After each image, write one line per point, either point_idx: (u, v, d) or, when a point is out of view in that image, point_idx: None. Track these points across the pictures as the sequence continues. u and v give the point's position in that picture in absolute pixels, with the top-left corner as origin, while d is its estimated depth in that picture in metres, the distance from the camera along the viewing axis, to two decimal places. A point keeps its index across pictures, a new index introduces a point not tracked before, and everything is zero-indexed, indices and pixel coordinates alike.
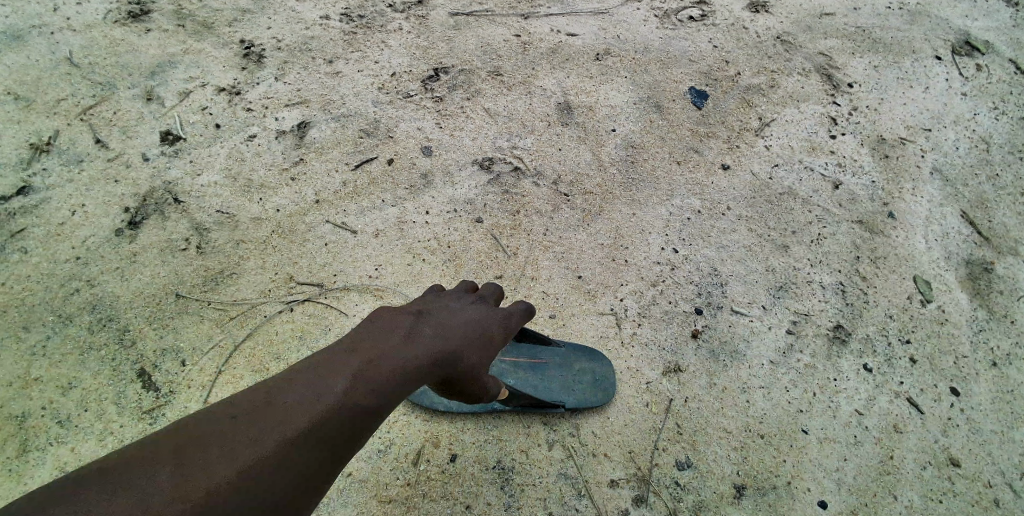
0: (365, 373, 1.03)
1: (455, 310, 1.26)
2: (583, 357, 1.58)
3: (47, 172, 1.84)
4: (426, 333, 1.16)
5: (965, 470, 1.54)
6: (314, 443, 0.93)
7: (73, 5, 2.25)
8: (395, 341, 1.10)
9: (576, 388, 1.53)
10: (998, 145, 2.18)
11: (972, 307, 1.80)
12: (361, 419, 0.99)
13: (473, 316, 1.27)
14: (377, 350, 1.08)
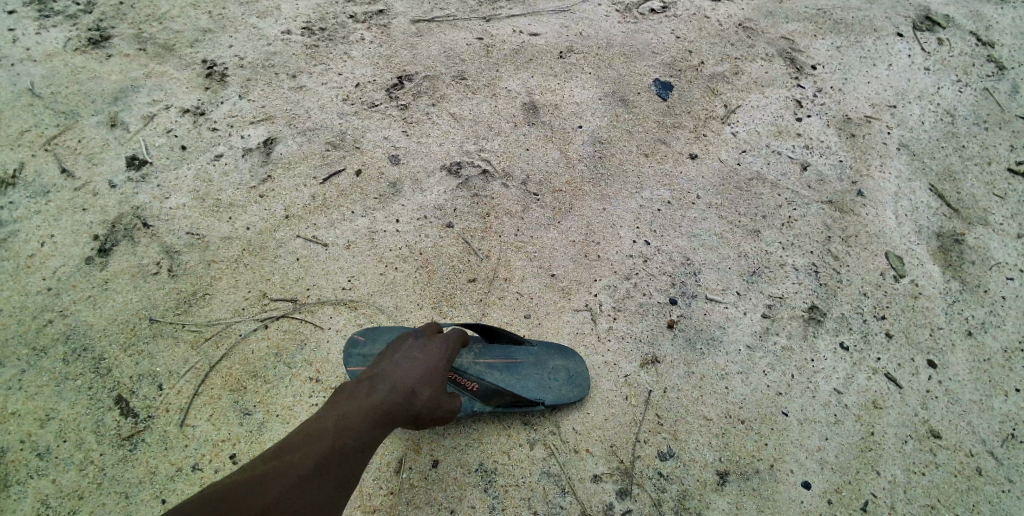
0: (348, 434, 1.19)
1: (408, 351, 1.35)
2: (555, 355, 1.59)
3: (14, 205, 1.83)
4: (384, 383, 1.28)
5: (945, 440, 1.56)
6: (319, 504, 1.08)
7: (32, 36, 2.24)
8: (362, 395, 1.25)
9: (556, 382, 1.54)
10: (963, 118, 2.21)
11: (944, 279, 1.83)
12: (349, 475, 1.16)
13: (426, 350, 1.36)
14: (353, 409, 1.22)
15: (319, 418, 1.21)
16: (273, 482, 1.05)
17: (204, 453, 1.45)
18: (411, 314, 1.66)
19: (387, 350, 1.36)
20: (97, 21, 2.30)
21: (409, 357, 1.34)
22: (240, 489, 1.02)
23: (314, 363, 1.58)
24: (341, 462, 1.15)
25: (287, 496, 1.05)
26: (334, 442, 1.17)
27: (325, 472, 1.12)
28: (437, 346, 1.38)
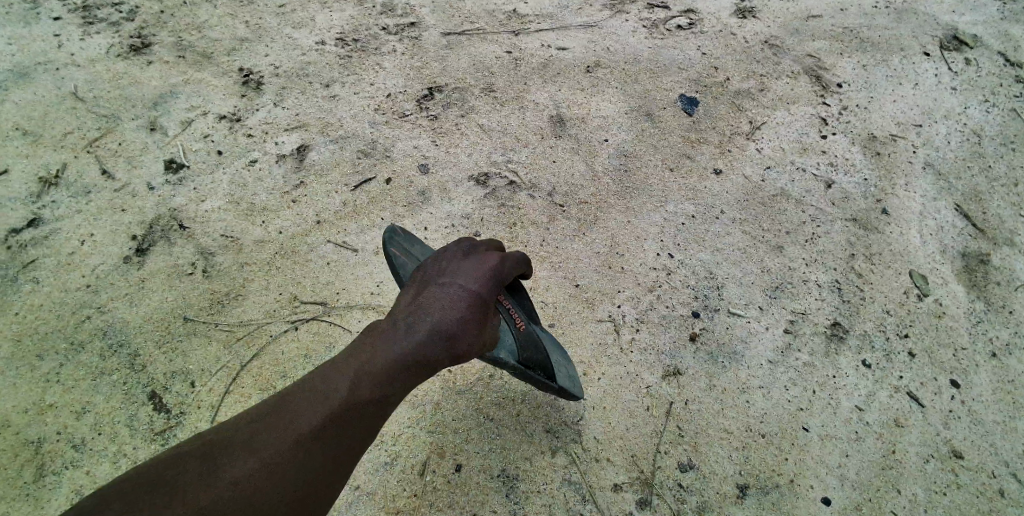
0: (374, 389, 1.11)
1: (459, 278, 1.26)
2: (559, 350, 1.53)
3: (56, 204, 1.90)
4: (428, 327, 1.18)
5: (968, 461, 1.55)
6: (314, 467, 1.02)
7: (76, 42, 2.32)
8: (391, 337, 1.16)
9: (567, 370, 1.49)
10: (990, 138, 2.21)
11: (969, 299, 1.82)
12: (360, 433, 1.08)
13: (479, 283, 1.27)
14: (389, 357, 1.14)
15: (346, 360, 1.13)
16: (263, 441, 1.00)
17: None
18: None
19: (443, 266, 1.31)
20: (139, 28, 2.37)
21: (459, 296, 1.23)
22: (229, 446, 0.99)
23: None
24: (350, 418, 1.07)
25: (277, 457, 1.00)
26: (347, 394, 1.08)
27: (327, 435, 1.05)
28: (492, 278, 1.29)
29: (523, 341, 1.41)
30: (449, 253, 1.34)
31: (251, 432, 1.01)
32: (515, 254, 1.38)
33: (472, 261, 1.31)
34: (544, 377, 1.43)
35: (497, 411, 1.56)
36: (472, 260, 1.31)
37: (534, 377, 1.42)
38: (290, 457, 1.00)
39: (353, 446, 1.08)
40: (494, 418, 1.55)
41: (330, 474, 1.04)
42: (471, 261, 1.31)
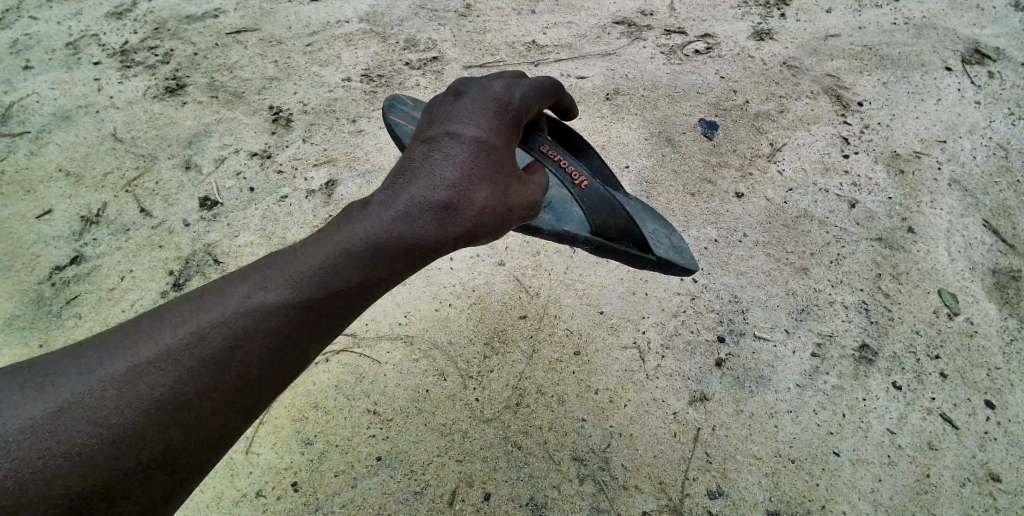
0: (352, 273, 0.93)
1: (461, 124, 1.07)
2: (646, 217, 1.48)
3: (97, 242, 1.99)
4: (431, 184, 1.01)
5: (1007, 484, 1.52)
6: (255, 356, 0.87)
7: (115, 85, 2.44)
8: (379, 212, 0.98)
9: (666, 245, 1.44)
10: (1017, 152, 2.18)
11: (1002, 317, 1.79)
12: (313, 323, 0.91)
13: (485, 130, 1.08)
14: (385, 220, 0.97)
15: (332, 226, 0.96)
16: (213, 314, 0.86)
17: (267, 480, 1.53)
18: (463, 350, 1.73)
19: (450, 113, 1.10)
20: (174, 70, 2.48)
21: (462, 144, 1.05)
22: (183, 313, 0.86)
23: (371, 395, 1.66)
24: (310, 310, 0.90)
25: (219, 336, 0.85)
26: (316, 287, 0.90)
27: (276, 326, 0.88)
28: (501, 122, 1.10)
29: (597, 205, 1.33)
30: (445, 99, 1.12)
31: (210, 319, 0.85)
32: (523, 85, 1.17)
33: (471, 100, 1.10)
34: (631, 246, 1.36)
35: (524, 439, 1.58)
36: (469, 96, 1.11)
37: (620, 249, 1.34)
38: (267, 339, 0.87)
39: (332, 326, 0.93)
40: (521, 446, 1.57)
41: (272, 365, 0.89)
42: (472, 100, 1.11)
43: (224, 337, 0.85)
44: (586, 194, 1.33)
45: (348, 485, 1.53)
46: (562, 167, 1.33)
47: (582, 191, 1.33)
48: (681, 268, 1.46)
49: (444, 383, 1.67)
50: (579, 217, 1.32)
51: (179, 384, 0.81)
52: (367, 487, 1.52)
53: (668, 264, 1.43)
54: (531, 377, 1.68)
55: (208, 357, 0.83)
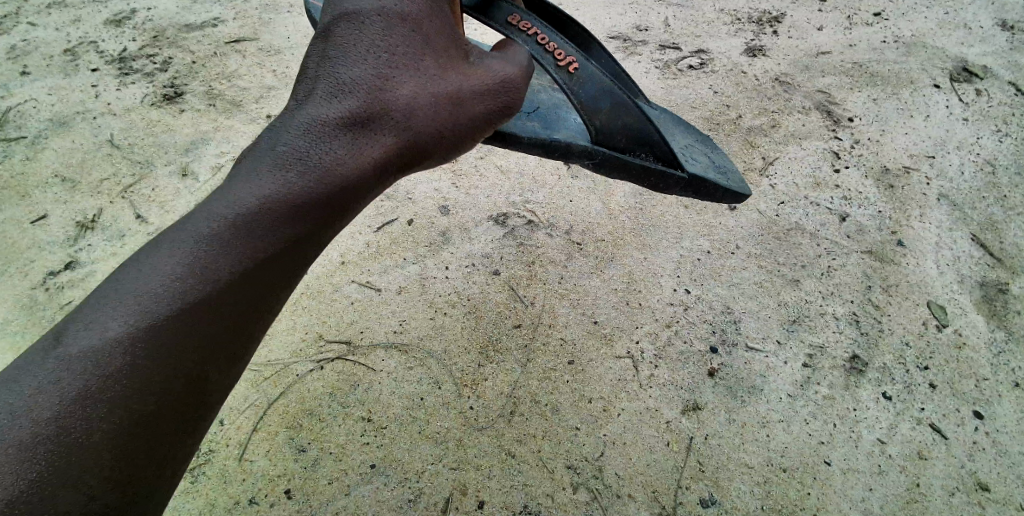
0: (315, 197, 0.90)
1: (368, 10, 1.05)
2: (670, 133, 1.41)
3: (92, 248, 1.99)
4: (355, 83, 0.99)
5: (995, 494, 1.54)
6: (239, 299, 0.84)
7: (113, 92, 2.45)
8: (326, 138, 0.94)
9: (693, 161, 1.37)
10: (1004, 167, 2.22)
11: (990, 329, 1.82)
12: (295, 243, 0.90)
13: (393, 4, 1.06)
14: (309, 115, 0.96)
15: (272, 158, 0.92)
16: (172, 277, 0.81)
17: (261, 487, 1.53)
18: (458, 358, 1.73)
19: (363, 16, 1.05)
20: (172, 78, 2.49)
21: (369, 27, 1.04)
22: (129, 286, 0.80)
23: (366, 402, 1.66)
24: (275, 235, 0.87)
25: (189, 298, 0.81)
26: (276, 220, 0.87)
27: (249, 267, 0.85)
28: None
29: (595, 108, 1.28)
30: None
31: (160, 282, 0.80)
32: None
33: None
34: (646, 157, 1.31)
35: (518, 447, 1.59)
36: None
37: (629, 159, 1.30)
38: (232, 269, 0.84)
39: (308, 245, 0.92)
40: (516, 454, 1.58)
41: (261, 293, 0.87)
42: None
43: (157, 249, 0.83)
44: (581, 87, 1.27)
45: (342, 492, 1.53)
46: (544, 48, 1.27)
47: (573, 80, 1.27)
48: (722, 193, 1.38)
49: (439, 391, 1.68)
50: (576, 128, 1.32)
51: (134, 314, 0.78)
52: (361, 494, 1.52)
53: (699, 184, 1.35)
54: (526, 385, 1.69)
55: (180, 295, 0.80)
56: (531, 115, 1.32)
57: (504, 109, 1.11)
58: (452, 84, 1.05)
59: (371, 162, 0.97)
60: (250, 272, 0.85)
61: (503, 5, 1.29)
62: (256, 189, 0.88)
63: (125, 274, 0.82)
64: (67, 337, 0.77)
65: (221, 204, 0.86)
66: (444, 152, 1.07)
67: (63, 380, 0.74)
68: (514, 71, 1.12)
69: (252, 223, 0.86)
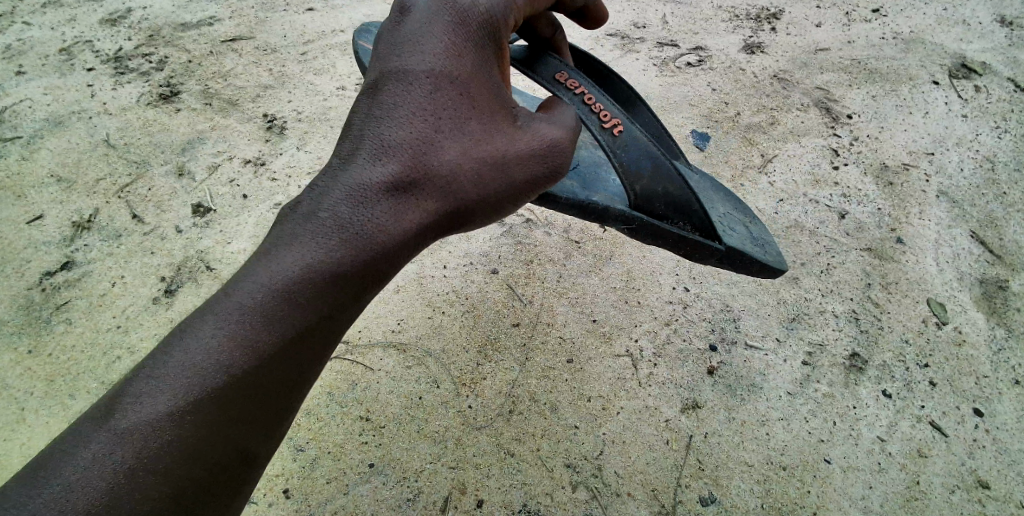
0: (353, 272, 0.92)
1: (419, 53, 1.03)
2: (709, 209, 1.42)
3: (89, 248, 1.98)
4: (396, 143, 0.98)
5: (995, 491, 1.54)
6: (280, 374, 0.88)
7: (109, 91, 2.44)
8: (366, 209, 0.94)
9: (731, 235, 1.38)
10: (1003, 164, 2.22)
11: (989, 326, 1.81)
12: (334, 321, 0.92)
13: (444, 57, 1.03)
14: (352, 178, 0.96)
15: (313, 224, 0.92)
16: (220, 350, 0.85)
17: (258, 487, 1.52)
18: (457, 357, 1.73)
19: (412, 61, 1.03)
20: (168, 77, 2.48)
21: (417, 79, 1.01)
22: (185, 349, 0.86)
23: (364, 402, 1.65)
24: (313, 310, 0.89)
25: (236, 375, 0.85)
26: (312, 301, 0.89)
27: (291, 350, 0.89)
28: (460, 43, 1.04)
29: (634, 174, 1.26)
30: (396, 19, 1.07)
31: (206, 356, 0.85)
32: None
33: (426, 16, 1.05)
34: (684, 226, 1.29)
35: (517, 446, 1.58)
36: (424, 10, 1.06)
37: (667, 228, 1.27)
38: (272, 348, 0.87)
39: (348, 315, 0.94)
40: (515, 453, 1.57)
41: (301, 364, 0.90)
42: (426, 14, 1.06)
43: (207, 319, 0.87)
44: (625, 151, 1.26)
45: (340, 492, 1.52)
46: (589, 107, 1.26)
47: (617, 144, 1.26)
48: (758, 268, 1.38)
49: (438, 390, 1.67)
50: (614, 192, 1.29)
51: (178, 387, 0.84)
52: (359, 495, 1.52)
53: (737, 256, 1.35)
54: (525, 384, 1.68)
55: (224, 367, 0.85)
56: (569, 174, 1.29)
57: (547, 176, 1.08)
58: (497, 149, 1.03)
59: (407, 233, 0.96)
60: (288, 353, 0.88)
61: (553, 63, 1.29)
62: (297, 264, 0.89)
63: (177, 345, 0.86)
64: (121, 405, 0.83)
65: (265, 276, 0.88)
66: (483, 219, 1.05)
67: (116, 450, 0.81)
68: (561, 137, 1.09)
69: (293, 304, 0.87)
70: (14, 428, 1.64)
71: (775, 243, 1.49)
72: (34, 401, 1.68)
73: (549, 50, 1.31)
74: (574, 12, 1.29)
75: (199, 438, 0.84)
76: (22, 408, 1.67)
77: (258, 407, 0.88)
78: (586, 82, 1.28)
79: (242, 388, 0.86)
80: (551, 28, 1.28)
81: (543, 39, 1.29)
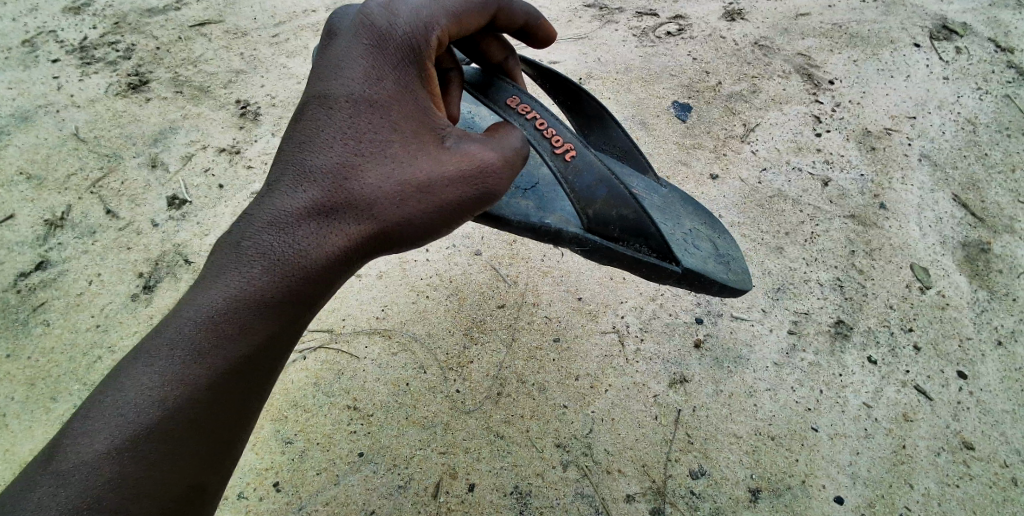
0: (275, 305, 0.93)
1: (342, 78, 1.02)
2: (671, 227, 1.42)
3: (63, 246, 1.94)
4: (318, 169, 0.98)
5: (979, 452, 1.56)
6: (211, 406, 0.90)
7: (75, 83, 2.37)
8: (287, 239, 0.95)
9: (692, 256, 1.34)
10: (985, 126, 2.21)
11: (972, 289, 1.82)
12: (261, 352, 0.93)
13: (364, 77, 1.02)
14: (276, 206, 0.97)
15: (235, 255, 0.94)
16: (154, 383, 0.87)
17: (248, 481, 1.51)
18: (442, 341, 1.72)
19: (336, 86, 1.01)
20: (136, 66, 2.41)
21: (338, 104, 1.01)
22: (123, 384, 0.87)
23: (351, 391, 1.64)
24: (238, 343, 0.91)
25: (168, 407, 0.87)
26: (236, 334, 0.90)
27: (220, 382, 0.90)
28: (382, 65, 1.02)
29: (586, 195, 1.21)
30: (323, 41, 1.07)
31: (143, 391, 0.86)
32: (408, 2, 1.06)
33: (348, 37, 1.04)
34: (641, 249, 1.23)
35: (506, 428, 1.58)
36: (346, 31, 1.05)
37: (622, 251, 1.22)
38: (201, 379, 0.88)
39: (278, 344, 0.95)
40: (504, 435, 1.57)
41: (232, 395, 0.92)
42: (348, 36, 1.04)
43: (139, 358, 0.89)
44: (577, 176, 1.23)
45: (331, 482, 1.52)
46: (540, 131, 1.24)
47: (569, 169, 1.23)
48: (719, 289, 1.34)
49: (425, 375, 1.66)
50: (569, 212, 1.23)
51: (118, 428, 0.85)
52: (350, 484, 1.51)
53: (697, 279, 1.29)
54: (511, 365, 1.67)
55: (160, 401, 0.86)
56: (524, 193, 1.24)
57: (481, 198, 1.03)
58: (423, 172, 0.99)
59: (330, 260, 0.97)
60: (222, 385, 0.90)
61: (505, 87, 1.28)
62: (224, 296, 0.91)
63: (112, 388, 0.87)
64: (62, 449, 0.84)
65: (192, 309, 0.90)
66: (413, 243, 1.03)
67: (61, 491, 0.81)
68: (495, 156, 1.04)
69: (221, 337, 0.90)
70: None
71: (744, 260, 1.51)
72: (15, 405, 1.66)
73: (501, 74, 1.29)
74: (518, 32, 1.23)
75: (141, 475, 0.85)
76: (4, 413, 1.65)
77: (197, 439, 0.90)
78: (538, 106, 1.26)
79: (178, 421, 0.87)
80: (502, 52, 1.27)
81: (494, 63, 1.28)
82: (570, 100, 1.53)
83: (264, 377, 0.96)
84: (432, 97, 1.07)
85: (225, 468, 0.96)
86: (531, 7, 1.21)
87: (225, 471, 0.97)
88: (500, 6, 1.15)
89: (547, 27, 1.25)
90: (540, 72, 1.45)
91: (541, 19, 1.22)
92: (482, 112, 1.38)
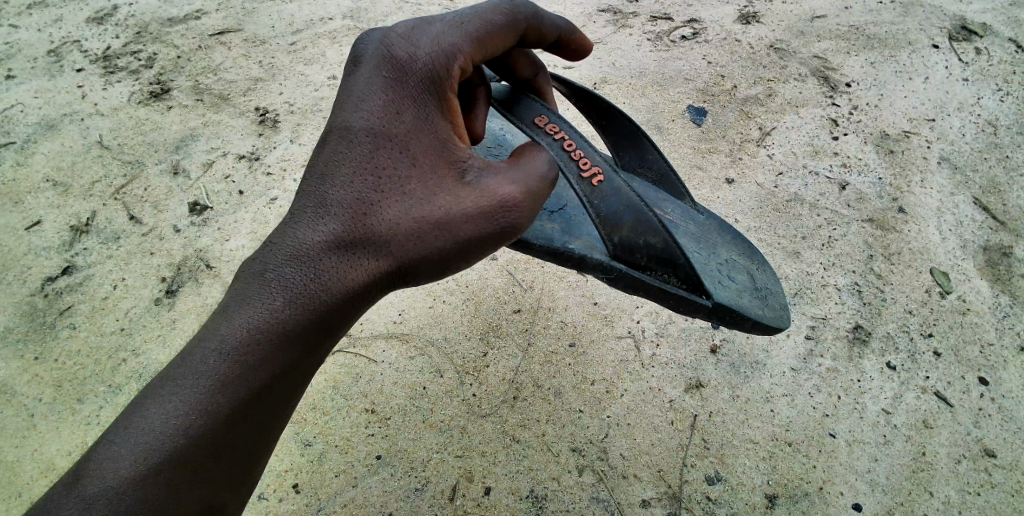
0: (294, 337, 0.97)
1: (364, 112, 1.04)
2: (703, 256, 1.43)
3: (88, 251, 1.98)
4: (339, 205, 1.01)
5: (1001, 459, 1.54)
6: (231, 433, 0.94)
7: (99, 91, 2.42)
8: (306, 272, 0.98)
9: (724, 290, 1.34)
10: (1006, 127, 2.18)
11: (994, 294, 1.80)
12: (279, 384, 0.97)
13: (383, 111, 1.03)
14: (296, 238, 1.00)
15: (257, 286, 0.98)
16: (178, 411, 0.91)
17: (268, 483, 1.54)
18: (459, 346, 1.73)
19: (357, 119, 1.03)
20: (158, 75, 2.46)
21: (358, 137, 1.03)
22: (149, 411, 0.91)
23: (368, 395, 1.66)
24: (257, 376, 0.94)
25: (188, 434, 0.91)
26: (256, 367, 0.94)
27: (240, 411, 0.94)
28: (401, 98, 1.04)
29: (610, 222, 1.21)
30: (347, 68, 1.09)
31: (167, 417, 0.91)
32: (430, 31, 1.06)
33: (369, 68, 1.06)
34: (669, 279, 1.22)
35: (522, 433, 1.59)
36: (368, 63, 1.06)
37: (648, 280, 1.21)
38: (222, 407, 0.92)
39: (296, 375, 0.99)
40: (520, 439, 1.58)
41: (252, 423, 0.96)
42: (369, 67, 1.06)
43: (163, 385, 0.93)
44: (603, 200, 1.21)
45: (349, 485, 1.53)
46: (568, 152, 1.22)
47: (594, 193, 1.22)
48: (752, 324, 1.31)
49: (441, 379, 1.68)
50: (594, 238, 1.25)
51: (142, 454, 0.89)
52: (368, 487, 1.53)
53: (728, 313, 1.26)
54: (527, 371, 1.68)
55: (181, 429, 0.90)
56: (551, 216, 1.27)
57: (500, 232, 1.02)
58: (441, 208, 1.01)
59: (347, 293, 1.00)
60: (243, 413, 0.94)
61: (533, 105, 1.27)
62: (246, 327, 0.95)
63: (137, 414, 0.91)
64: (86, 474, 0.88)
65: (216, 339, 0.94)
66: (431, 276, 1.05)
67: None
68: (516, 189, 1.02)
69: (242, 369, 0.93)
70: (24, 435, 1.66)
71: (783, 294, 1.48)
72: (42, 407, 1.70)
73: (530, 91, 1.30)
74: (551, 45, 1.25)
75: (162, 498, 0.89)
76: (31, 414, 1.69)
77: (218, 464, 0.94)
78: (566, 125, 1.25)
79: (198, 447, 0.92)
80: (532, 69, 1.28)
81: (523, 80, 1.29)
82: (604, 118, 1.53)
83: (283, 406, 1.00)
84: (453, 127, 1.07)
85: (243, 485, 1.02)
86: (564, 21, 1.23)
87: (244, 491, 1.02)
88: (530, 25, 1.15)
89: (582, 39, 1.28)
90: (574, 90, 1.46)
91: (573, 32, 1.25)
92: (513, 128, 1.43)
